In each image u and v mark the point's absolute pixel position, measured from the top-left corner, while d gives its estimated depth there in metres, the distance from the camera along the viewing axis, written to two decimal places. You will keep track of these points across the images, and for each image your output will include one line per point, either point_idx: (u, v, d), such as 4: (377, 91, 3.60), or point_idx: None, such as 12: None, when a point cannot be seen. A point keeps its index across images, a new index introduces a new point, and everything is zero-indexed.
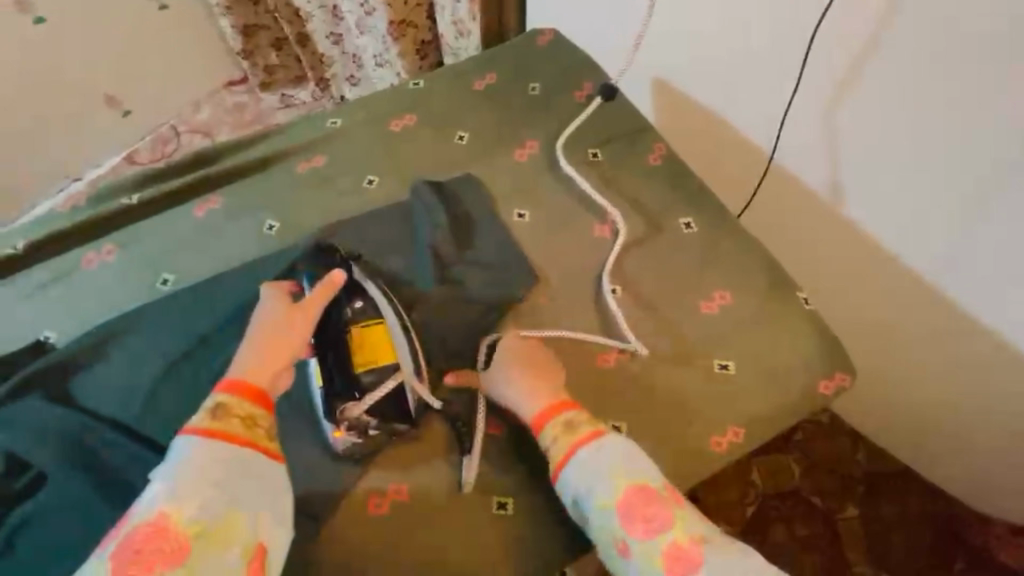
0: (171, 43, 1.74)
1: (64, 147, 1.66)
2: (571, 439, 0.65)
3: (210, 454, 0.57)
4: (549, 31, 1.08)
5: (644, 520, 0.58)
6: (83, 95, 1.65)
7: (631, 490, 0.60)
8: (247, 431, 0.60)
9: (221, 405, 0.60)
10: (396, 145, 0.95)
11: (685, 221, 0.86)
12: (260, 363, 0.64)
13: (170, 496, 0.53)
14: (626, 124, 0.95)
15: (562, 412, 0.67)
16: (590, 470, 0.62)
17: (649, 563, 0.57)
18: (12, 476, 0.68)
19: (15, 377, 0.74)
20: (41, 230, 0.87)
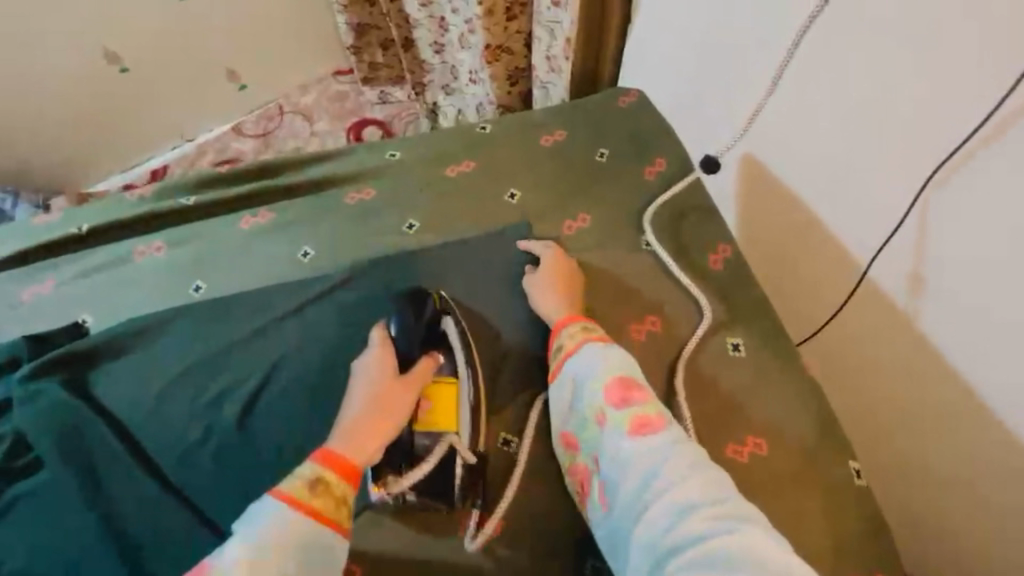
0: (292, 30, 1.84)
1: (182, 112, 1.81)
2: (587, 337, 0.71)
3: (293, 532, 0.55)
4: (633, 93, 1.00)
5: (623, 397, 0.65)
6: (207, 65, 1.77)
7: (619, 374, 0.66)
8: (337, 515, 0.58)
9: (321, 480, 0.59)
10: (447, 190, 0.91)
11: (732, 342, 0.76)
12: (357, 443, 0.63)
13: (248, 565, 0.53)
14: (694, 216, 0.87)
15: (579, 317, 0.74)
16: (588, 356, 0.69)
17: (618, 425, 0.63)
18: (15, 455, 0.71)
19: (43, 356, 0.78)
20: (106, 217, 0.93)
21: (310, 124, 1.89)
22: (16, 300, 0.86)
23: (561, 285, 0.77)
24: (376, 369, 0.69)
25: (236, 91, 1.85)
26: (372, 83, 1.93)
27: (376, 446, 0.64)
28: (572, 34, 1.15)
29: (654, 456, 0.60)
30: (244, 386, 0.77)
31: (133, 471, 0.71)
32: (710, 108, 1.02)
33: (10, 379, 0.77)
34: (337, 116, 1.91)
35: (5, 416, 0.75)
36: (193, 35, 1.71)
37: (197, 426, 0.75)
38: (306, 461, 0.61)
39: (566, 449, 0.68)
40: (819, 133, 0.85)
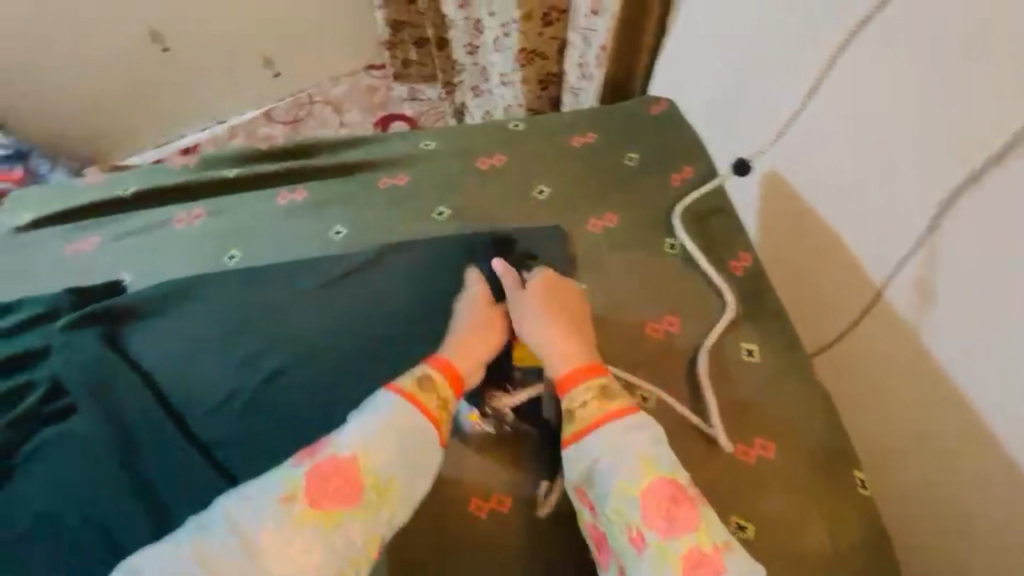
0: (329, 22, 1.95)
1: (211, 92, 1.92)
2: (597, 409, 0.65)
3: (404, 420, 0.64)
4: (664, 102, 1.04)
5: (665, 518, 0.58)
6: (244, 50, 1.90)
7: (662, 487, 0.59)
8: (437, 414, 0.66)
9: (429, 378, 0.68)
10: (478, 182, 0.94)
11: (746, 347, 0.78)
12: (459, 353, 0.71)
13: (364, 443, 0.62)
14: (716, 226, 0.89)
15: (593, 378, 0.68)
16: (619, 451, 0.62)
17: (664, 558, 0.57)
18: (51, 399, 0.75)
19: (83, 309, 0.82)
20: (151, 182, 0.97)
21: (340, 115, 1.96)
22: (59, 253, 0.89)
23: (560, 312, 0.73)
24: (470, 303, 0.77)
25: (269, 77, 1.97)
26: (405, 78, 2.02)
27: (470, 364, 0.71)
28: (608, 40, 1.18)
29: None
30: (270, 354, 0.80)
31: (161, 424, 0.74)
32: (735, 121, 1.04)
33: (47, 328, 0.80)
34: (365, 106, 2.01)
35: (40, 362, 0.78)
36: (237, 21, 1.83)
37: (223, 387, 0.78)
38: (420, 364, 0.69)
39: (585, 509, 0.63)
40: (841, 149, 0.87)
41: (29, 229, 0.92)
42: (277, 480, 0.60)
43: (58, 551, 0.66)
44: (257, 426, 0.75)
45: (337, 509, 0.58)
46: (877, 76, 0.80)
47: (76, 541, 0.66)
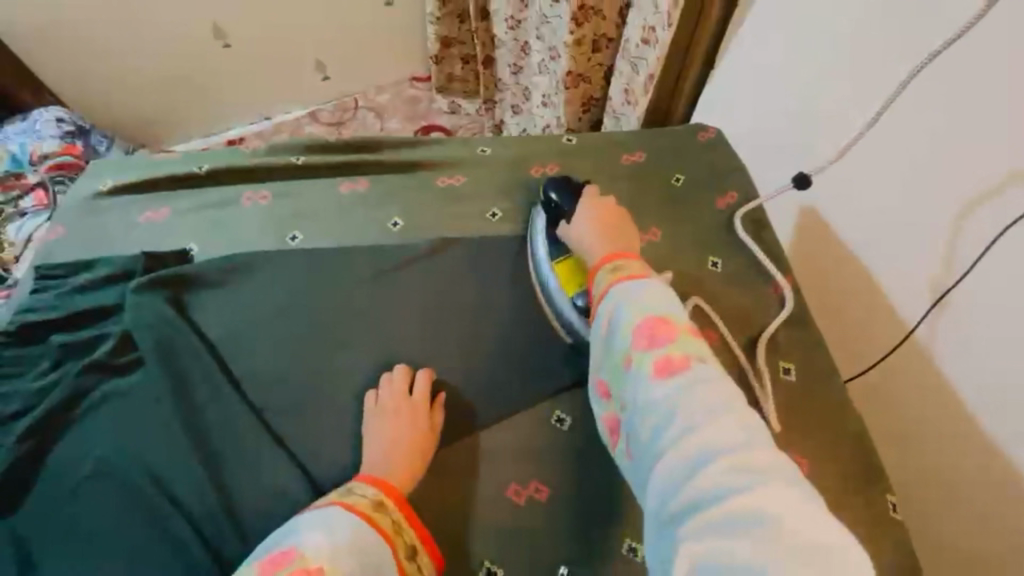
0: (381, 35, 2.11)
1: (262, 91, 2.09)
2: (611, 276, 0.74)
3: (359, 535, 0.62)
4: (713, 130, 1.08)
5: (650, 338, 0.64)
6: (300, 54, 2.05)
7: (648, 318, 0.66)
8: (392, 533, 0.65)
9: (380, 500, 0.67)
10: (531, 188, 0.99)
11: (784, 366, 0.81)
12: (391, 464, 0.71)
13: (330, 553, 0.60)
14: (758, 250, 0.91)
15: (610, 262, 0.76)
16: (620, 299, 0.70)
17: (643, 367, 0.63)
18: (120, 353, 0.79)
19: (154, 273, 0.86)
20: (222, 161, 1.02)
21: (382, 121, 2.13)
22: (134, 220, 0.95)
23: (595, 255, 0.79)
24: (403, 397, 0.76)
25: (320, 80, 2.13)
26: (447, 92, 2.17)
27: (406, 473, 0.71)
28: (655, 69, 1.23)
29: (673, 399, 0.59)
30: (326, 331, 0.84)
31: (222, 388, 0.78)
32: (785, 149, 1.07)
33: (122, 288, 0.85)
34: (407, 115, 2.16)
35: (113, 318, 0.83)
36: (293, 25, 1.98)
37: (280, 358, 0.82)
38: (370, 487, 0.68)
39: (601, 398, 0.70)
40: (892, 186, 0.89)
41: (108, 195, 0.98)
42: None
43: (119, 494, 0.70)
44: (311, 397, 0.79)
45: None
46: (920, 127, 0.84)
47: (136, 489, 0.70)
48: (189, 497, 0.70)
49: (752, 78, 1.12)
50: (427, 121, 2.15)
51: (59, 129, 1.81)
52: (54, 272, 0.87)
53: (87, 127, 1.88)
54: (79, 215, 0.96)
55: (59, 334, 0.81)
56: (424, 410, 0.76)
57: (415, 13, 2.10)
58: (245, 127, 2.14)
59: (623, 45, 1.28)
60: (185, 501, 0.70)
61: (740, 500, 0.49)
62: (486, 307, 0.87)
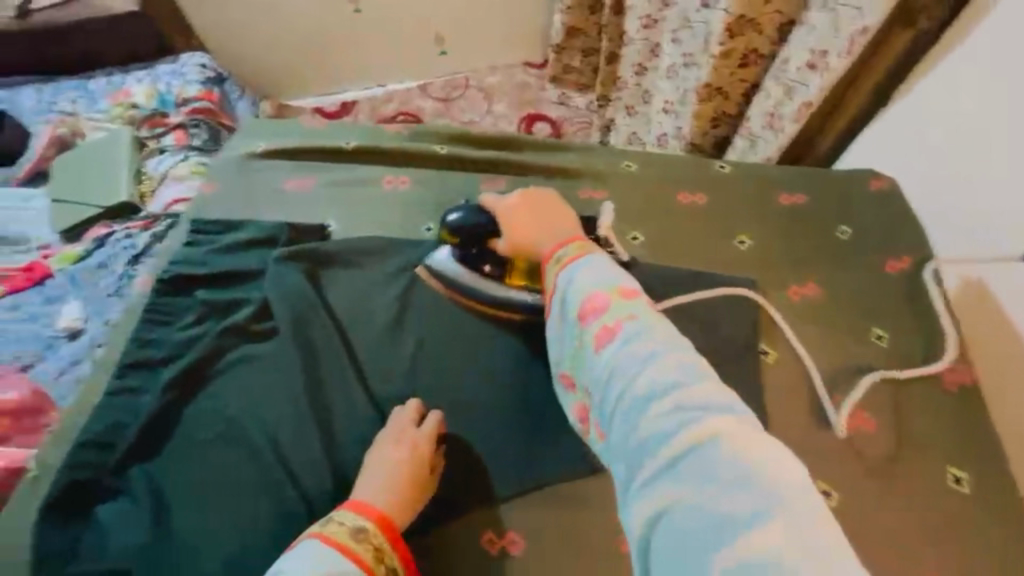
0: (504, 16, 2.10)
1: (380, 58, 2.14)
2: (557, 267, 0.73)
3: (335, 573, 0.57)
4: (886, 179, 0.96)
5: (591, 312, 0.66)
6: (423, 27, 2.08)
7: (587, 296, 0.67)
8: (373, 564, 0.60)
9: (364, 528, 0.63)
10: (674, 214, 0.93)
11: (953, 475, 0.71)
12: (396, 494, 0.67)
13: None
14: (931, 327, 0.81)
15: (554, 246, 0.76)
16: (565, 279, 0.71)
17: (588, 340, 0.65)
18: (257, 319, 0.81)
19: (295, 246, 0.88)
20: (370, 140, 1.04)
21: (488, 104, 2.11)
22: (280, 186, 0.98)
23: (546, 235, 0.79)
24: (425, 430, 0.72)
25: (437, 55, 2.15)
26: (559, 83, 2.13)
27: (408, 506, 0.67)
28: (814, 98, 1.10)
29: (620, 363, 0.60)
30: (451, 332, 0.82)
31: (350, 376, 0.78)
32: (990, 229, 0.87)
33: (265, 254, 0.88)
34: (515, 101, 2.11)
35: (254, 282, 0.85)
36: None
37: (406, 354, 0.81)
38: (349, 511, 0.64)
39: (568, 390, 0.71)
40: None
41: (257, 158, 1.01)
42: None
43: (241, 458, 0.72)
44: (430, 400, 0.77)
45: None
46: None
47: (259, 460, 0.71)
48: (309, 483, 0.70)
49: (975, 133, 0.91)
50: (534, 110, 2.09)
51: (202, 74, 1.93)
52: (206, 229, 0.91)
53: (224, 75, 1.99)
54: (231, 174, 1.00)
55: (203, 290, 0.85)
56: (433, 450, 0.71)
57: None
58: (358, 91, 2.19)
59: (779, 65, 1.14)
60: (303, 484, 0.70)
61: (687, 429, 0.53)
62: None
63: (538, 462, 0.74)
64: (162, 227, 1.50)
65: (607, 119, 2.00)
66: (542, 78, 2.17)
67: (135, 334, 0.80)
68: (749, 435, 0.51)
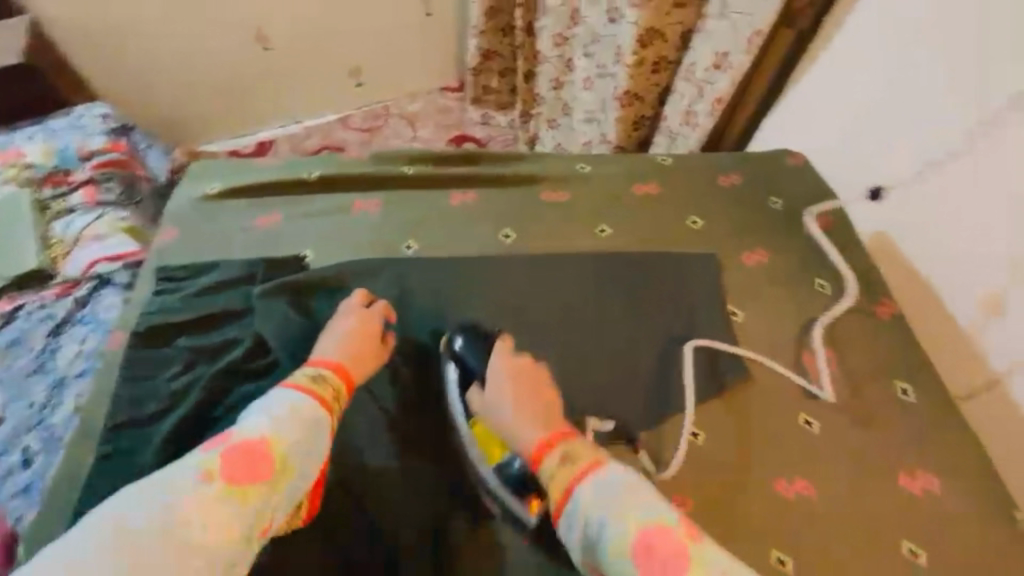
0: (417, 44, 2.13)
1: (293, 95, 2.09)
2: (570, 474, 0.66)
3: (301, 408, 0.67)
4: (798, 155, 1.12)
5: (656, 560, 0.57)
6: (337, 61, 2.07)
7: (643, 532, 0.59)
8: (332, 401, 0.71)
9: (323, 376, 0.73)
10: (632, 205, 1.01)
11: (901, 387, 0.84)
12: (349, 351, 0.76)
13: (272, 425, 0.64)
14: (858, 272, 0.95)
15: (561, 446, 0.69)
16: (597, 510, 0.62)
17: None
18: (253, 356, 0.79)
19: (277, 279, 0.87)
20: (332, 169, 1.04)
21: (414, 130, 2.15)
22: (247, 224, 0.96)
23: (525, 396, 0.74)
24: (375, 309, 0.82)
25: (354, 87, 2.14)
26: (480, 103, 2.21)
27: (364, 362, 0.77)
28: (722, 94, 1.24)
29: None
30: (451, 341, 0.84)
31: (364, 399, 0.80)
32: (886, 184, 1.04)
33: (247, 291, 0.86)
34: (440, 124, 2.18)
35: (241, 321, 0.83)
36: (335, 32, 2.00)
37: (412, 367, 0.82)
38: (312, 367, 0.74)
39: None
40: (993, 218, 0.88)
41: (218, 198, 0.99)
42: (188, 467, 0.61)
43: None
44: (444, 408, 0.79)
45: (246, 486, 0.60)
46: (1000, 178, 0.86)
47: None
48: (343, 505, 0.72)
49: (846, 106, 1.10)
50: (460, 132, 2.16)
51: (104, 125, 1.73)
52: (176, 276, 0.88)
53: (131, 126, 1.82)
54: (192, 218, 0.96)
55: (183, 337, 0.82)
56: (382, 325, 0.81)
57: (453, 26, 2.14)
58: (277, 130, 2.13)
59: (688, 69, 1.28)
60: None
61: None
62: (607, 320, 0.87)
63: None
64: (84, 291, 1.36)
65: (531, 134, 2.10)
66: (462, 101, 2.24)
67: (118, 393, 0.77)
68: None
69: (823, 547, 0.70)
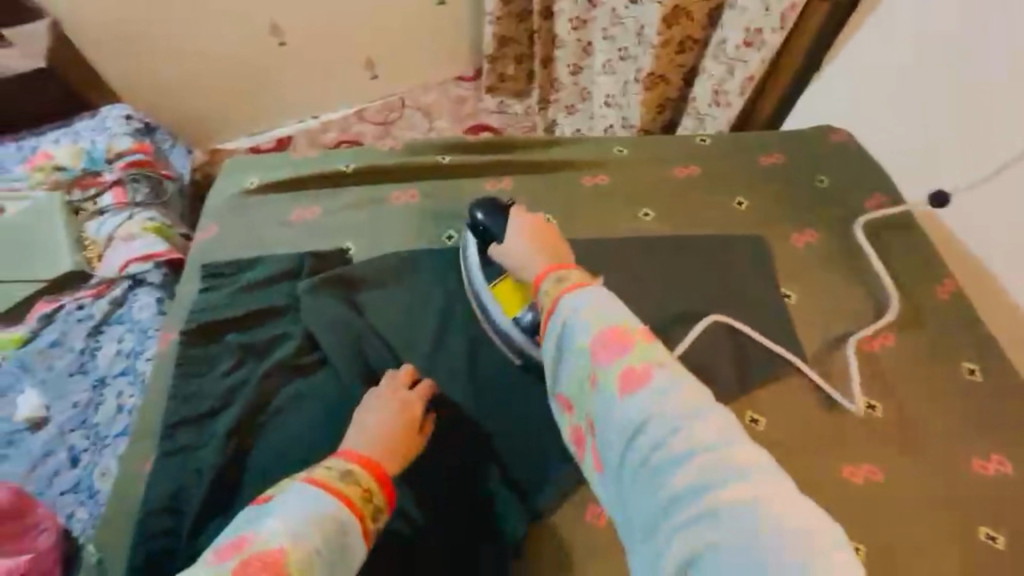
0: (431, 33, 2.09)
1: (307, 90, 2.07)
2: (559, 288, 0.70)
3: (326, 512, 0.58)
4: (843, 132, 1.08)
5: (610, 350, 0.61)
6: (352, 54, 2.04)
7: (604, 331, 0.62)
8: (360, 501, 0.62)
9: (352, 471, 0.64)
10: (673, 189, 0.99)
11: (967, 367, 0.81)
12: (380, 448, 0.68)
13: (290, 533, 0.55)
14: (913, 249, 0.92)
15: (556, 272, 0.73)
16: (571, 312, 0.66)
17: (606, 383, 0.60)
18: (304, 353, 0.80)
19: (321, 274, 0.86)
20: (366, 160, 1.03)
21: (430, 121, 2.13)
22: (285, 218, 0.95)
23: (537, 249, 0.78)
24: (416, 395, 0.74)
25: (369, 79, 2.12)
26: (495, 92, 2.15)
27: (394, 458, 0.68)
28: (757, 71, 1.20)
29: (653, 407, 0.56)
30: None
31: None
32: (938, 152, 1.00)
33: (292, 287, 0.85)
34: (457, 114, 2.16)
35: (288, 317, 0.83)
36: (349, 24, 1.98)
37: (458, 359, 0.81)
38: (338, 459, 0.66)
39: (564, 410, 0.66)
40: None
41: (254, 194, 0.98)
42: None
43: None
44: (493, 400, 0.78)
45: None
46: None
47: None
48: (400, 496, 0.71)
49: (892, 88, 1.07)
50: (478, 122, 2.14)
51: (128, 126, 1.73)
52: (220, 272, 0.88)
53: (152, 124, 1.82)
54: (230, 214, 0.96)
55: (233, 333, 0.82)
56: (421, 414, 0.73)
57: (467, 13, 2.09)
58: (293, 126, 2.12)
59: (718, 47, 1.24)
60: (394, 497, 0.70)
61: (726, 484, 0.49)
62: (657, 304, 0.85)
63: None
64: (119, 291, 1.37)
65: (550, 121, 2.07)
66: (477, 90, 2.21)
67: (173, 391, 0.77)
68: (787, 490, 0.48)
69: (897, 534, 0.68)
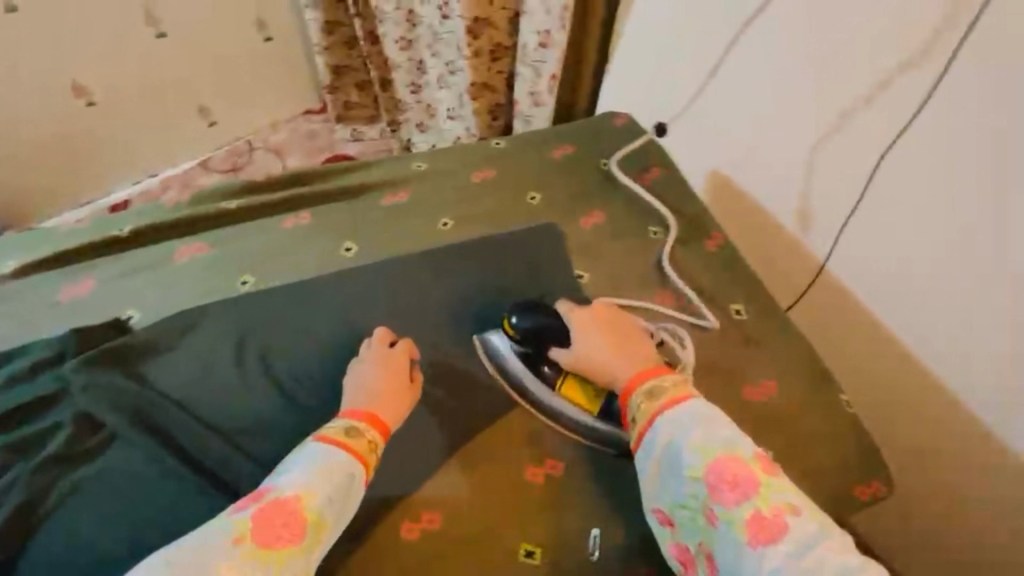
0: (267, 71, 1.90)
1: (121, 145, 1.72)
2: (655, 405, 0.70)
3: (333, 464, 0.65)
4: (622, 115, 1.18)
5: (731, 487, 0.62)
6: (180, 104, 1.78)
7: (717, 463, 0.63)
8: (366, 454, 0.68)
9: (357, 425, 0.69)
10: (472, 194, 1.02)
11: (736, 308, 0.91)
12: (381, 400, 0.72)
13: (304, 482, 0.63)
14: (690, 211, 1.02)
15: (646, 385, 0.72)
16: (676, 436, 0.67)
17: (733, 527, 0.60)
18: (77, 441, 0.72)
19: (91, 351, 0.79)
20: (145, 220, 0.97)
21: (283, 160, 1.89)
22: (53, 298, 0.87)
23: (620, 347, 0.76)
24: (399, 353, 0.78)
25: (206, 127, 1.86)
26: (347, 121, 2.00)
27: (394, 403, 0.73)
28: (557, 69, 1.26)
29: (800, 557, 0.57)
30: (306, 365, 0.81)
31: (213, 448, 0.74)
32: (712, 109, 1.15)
33: (58, 371, 0.77)
34: (309, 151, 1.95)
35: (58, 405, 0.75)
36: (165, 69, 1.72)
37: (257, 408, 0.77)
38: (341, 416, 0.71)
39: (665, 527, 0.67)
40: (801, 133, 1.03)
41: (15, 278, 0.90)
42: (220, 528, 0.59)
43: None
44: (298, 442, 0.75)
45: (281, 550, 0.58)
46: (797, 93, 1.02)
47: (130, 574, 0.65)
48: None
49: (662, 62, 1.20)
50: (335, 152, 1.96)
51: None
52: None
53: None
54: None
55: None
56: (409, 364, 0.78)
57: (299, 44, 1.93)
58: (127, 190, 1.77)
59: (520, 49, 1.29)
60: None
61: None
62: (459, 309, 0.87)
63: (435, 433, 0.77)
64: None
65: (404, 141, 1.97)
66: (327, 122, 2.03)
67: None
68: None
69: None
